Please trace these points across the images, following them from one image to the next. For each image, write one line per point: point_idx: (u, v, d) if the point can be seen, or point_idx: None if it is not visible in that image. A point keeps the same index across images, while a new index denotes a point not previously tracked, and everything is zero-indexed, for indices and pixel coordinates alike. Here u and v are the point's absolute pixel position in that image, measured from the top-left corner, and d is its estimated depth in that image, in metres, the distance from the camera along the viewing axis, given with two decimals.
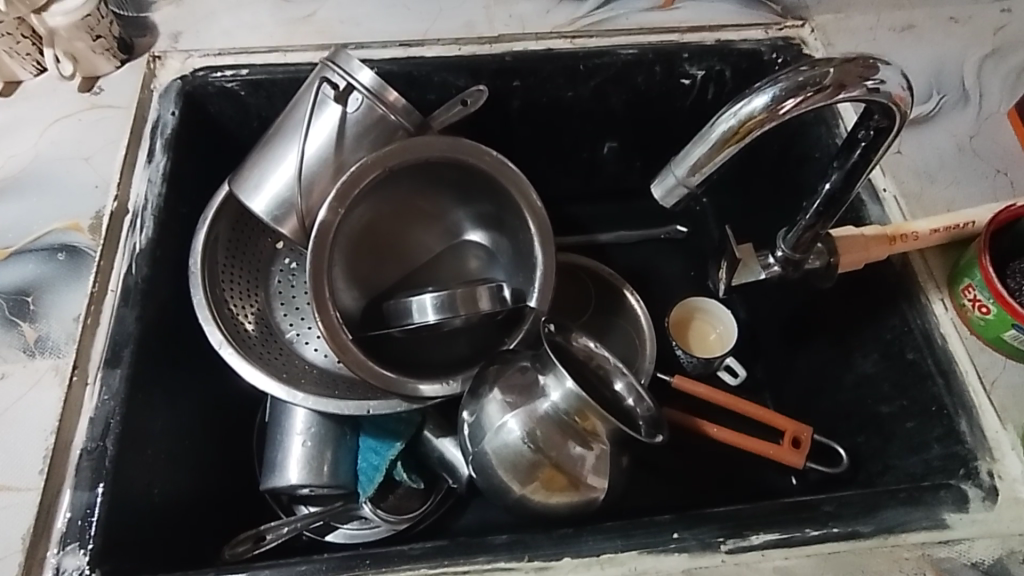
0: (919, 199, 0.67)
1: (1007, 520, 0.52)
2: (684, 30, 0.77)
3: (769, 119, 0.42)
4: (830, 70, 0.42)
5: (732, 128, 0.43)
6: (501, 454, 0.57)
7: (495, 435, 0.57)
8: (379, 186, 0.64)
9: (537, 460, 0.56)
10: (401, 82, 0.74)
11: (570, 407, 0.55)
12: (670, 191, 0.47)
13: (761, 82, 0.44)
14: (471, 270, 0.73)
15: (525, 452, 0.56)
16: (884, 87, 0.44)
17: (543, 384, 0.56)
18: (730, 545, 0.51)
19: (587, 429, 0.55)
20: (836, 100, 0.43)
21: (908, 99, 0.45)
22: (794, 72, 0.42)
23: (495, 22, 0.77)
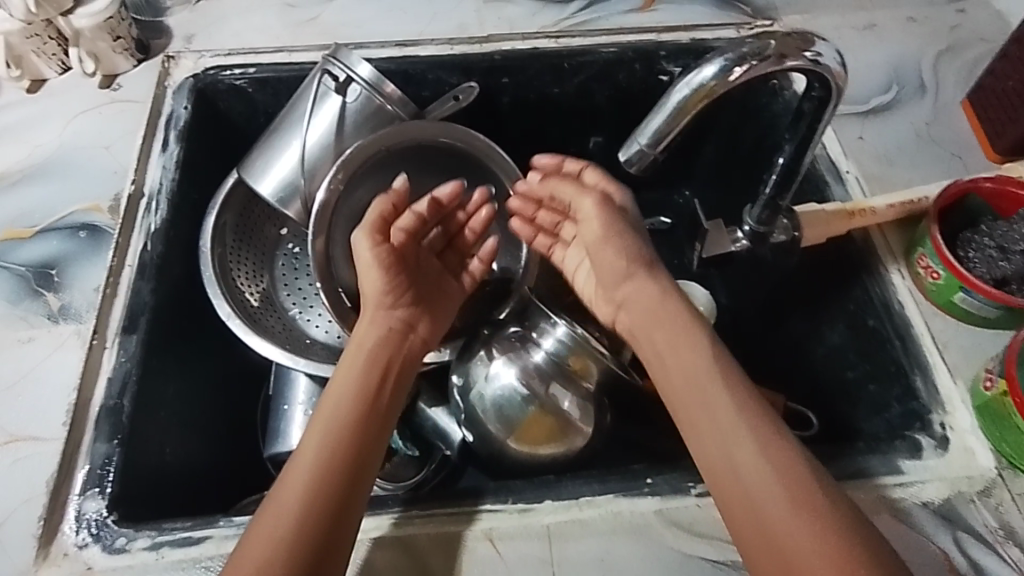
0: (878, 180, 0.72)
1: (957, 466, 0.56)
2: (661, 31, 0.83)
3: (719, 87, 0.50)
4: (772, 44, 0.50)
5: (688, 97, 0.51)
6: (494, 403, 0.62)
7: (488, 386, 0.62)
8: (379, 168, 0.70)
9: (529, 406, 0.61)
10: (397, 79, 0.80)
11: (566, 351, 0.61)
12: (635, 156, 0.54)
13: (711, 55, 0.51)
14: None
15: (518, 399, 0.61)
16: (822, 61, 0.52)
17: (536, 337, 0.63)
18: (700, 489, 0.55)
19: (579, 373, 0.61)
20: (781, 68, 0.51)
21: (843, 74, 0.53)
22: (739, 44, 0.50)
23: (485, 24, 0.83)
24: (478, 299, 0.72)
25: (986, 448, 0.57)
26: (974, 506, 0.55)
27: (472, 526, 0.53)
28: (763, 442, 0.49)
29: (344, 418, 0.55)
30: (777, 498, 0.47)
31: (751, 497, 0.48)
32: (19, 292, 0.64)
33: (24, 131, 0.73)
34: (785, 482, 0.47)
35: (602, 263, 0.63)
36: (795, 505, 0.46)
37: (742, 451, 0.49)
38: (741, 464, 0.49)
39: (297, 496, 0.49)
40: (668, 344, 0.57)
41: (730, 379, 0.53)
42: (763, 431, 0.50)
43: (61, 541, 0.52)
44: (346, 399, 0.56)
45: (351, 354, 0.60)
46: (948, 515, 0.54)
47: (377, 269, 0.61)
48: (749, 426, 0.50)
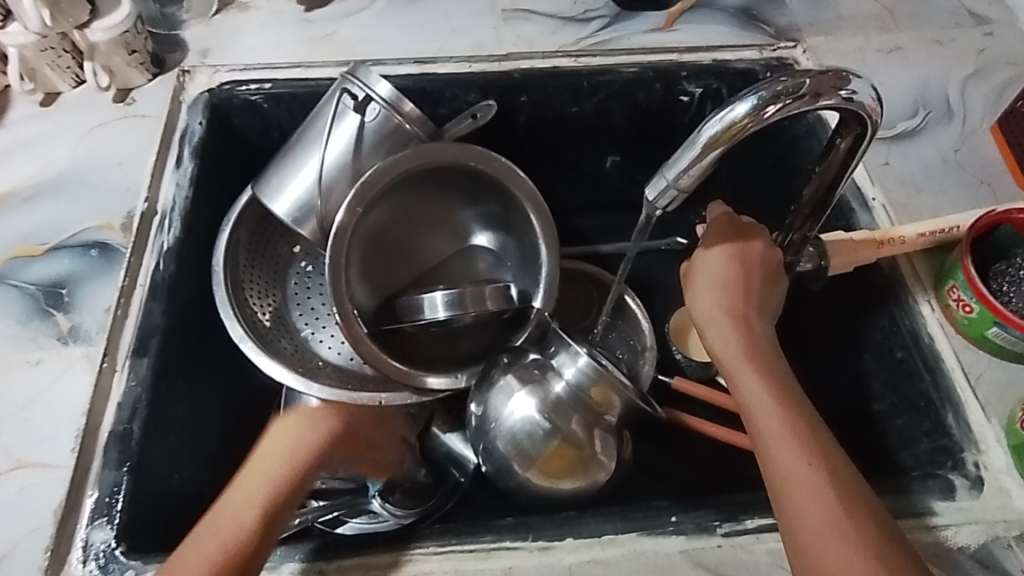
0: (906, 208, 0.70)
1: (991, 507, 0.55)
2: (682, 51, 0.82)
3: (753, 124, 0.48)
4: (807, 81, 0.49)
5: (719, 133, 0.49)
6: (514, 434, 0.61)
7: (507, 417, 0.61)
8: (394, 189, 0.68)
9: (550, 439, 0.60)
10: (415, 96, 0.79)
11: (585, 383, 0.59)
12: (662, 192, 0.52)
13: (743, 91, 0.49)
14: (479, 271, 0.76)
15: (540, 429, 0.60)
16: (856, 97, 0.51)
17: (556, 366, 0.61)
18: (726, 528, 0.53)
19: (601, 404, 0.59)
20: (815, 107, 0.49)
21: (877, 109, 0.52)
22: (773, 82, 0.48)
23: (503, 41, 0.82)
24: (496, 325, 0.70)
25: (1022, 490, 0.55)
26: (1011, 551, 0.53)
27: (492, 564, 0.52)
28: (806, 449, 0.49)
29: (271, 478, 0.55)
30: (806, 494, 0.47)
31: (783, 483, 0.48)
32: (29, 312, 0.63)
33: (36, 145, 0.72)
34: (816, 477, 0.48)
35: (700, 286, 0.61)
36: (831, 511, 0.46)
37: (775, 444, 0.50)
38: (776, 455, 0.49)
39: (220, 539, 0.50)
40: (732, 348, 0.57)
41: (785, 392, 0.53)
42: (804, 438, 0.50)
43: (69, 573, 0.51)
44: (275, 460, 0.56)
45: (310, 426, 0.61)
46: (984, 559, 0.53)
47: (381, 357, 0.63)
48: (794, 426, 0.50)
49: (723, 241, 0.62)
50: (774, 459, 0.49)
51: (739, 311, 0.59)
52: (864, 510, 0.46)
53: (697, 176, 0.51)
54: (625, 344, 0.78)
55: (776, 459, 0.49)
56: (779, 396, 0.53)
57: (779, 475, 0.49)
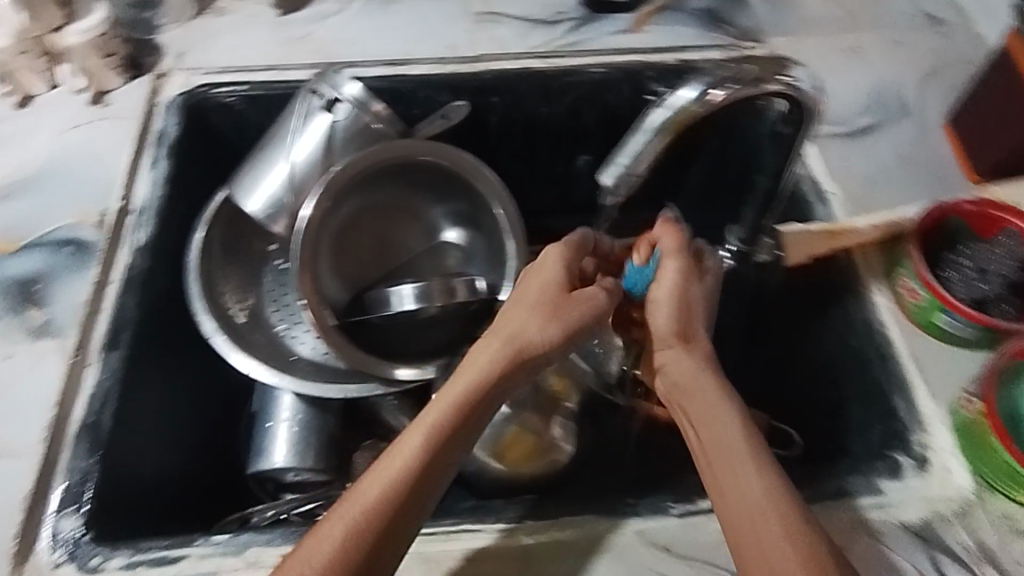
0: (862, 201, 0.73)
1: (935, 487, 0.57)
2: (650, 51, 0.84)
3: (700, 110, 0.52)
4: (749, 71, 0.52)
5: (669, 119, 0.53)
6: None
7: None
8: (362, 187, 0.70)
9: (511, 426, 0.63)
10: (387, 97, 0.81)
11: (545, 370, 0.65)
12: (617, 179, 0.56)
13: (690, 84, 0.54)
14: (449, 267, 0.76)
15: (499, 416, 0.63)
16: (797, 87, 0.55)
17: None
18: (680, 509, 0.55)
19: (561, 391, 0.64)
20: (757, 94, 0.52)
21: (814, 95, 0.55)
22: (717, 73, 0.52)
23: (475, 43, 0.84)
24: (461, 317, 0.68)
25: (965, 469, 0.57)
26: (953, 528, 0.55)
27: (450, 546, 0.53)
28: (780, 497, 0.48)
29: (468, 396, 0.53)
30: (775, 528, 0.47)
31: (747, 514, 0.48)
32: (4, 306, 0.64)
33: (13, 144, 0.74)
34: (784, 523, 0.47)
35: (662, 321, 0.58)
36: (807, 557, 0.45)
37: (746, 487, 0.49)
38: (748, 498, 0.48)
39: (332, 551, 0.46)
40: (691, 389, 0.55)
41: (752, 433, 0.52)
42: (779, 482, 0.49)
43: (35, 560, 0.52)
44: (438, 428, 0.51)
45: (555, 313, 0.56)
46: (926, 536, 0.55)
47: (541, 305, 0.56)
48: (764, 469, 0.50)
49: (687, 276, 0.59)
50: (748, 510, 0.48)
51: (696, 348, 0.58)
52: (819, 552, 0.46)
53: (649, 162, 0.54)
54: None
55: (751, 502, 0.48)
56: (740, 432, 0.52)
57: (742, 513, 0.48)
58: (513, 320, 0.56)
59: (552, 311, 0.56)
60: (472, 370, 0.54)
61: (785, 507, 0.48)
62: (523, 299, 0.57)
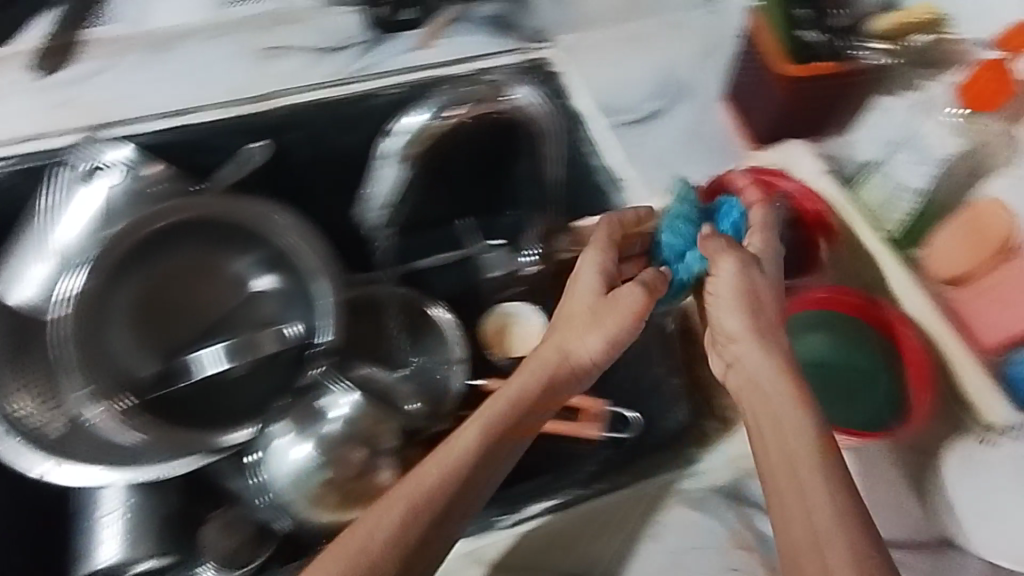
0: (656, 179, 0.82)
1: None
2: (447, 65, 0.83)
3: None
4: None
5: None
6: (292, 481, 0.64)
7: (282, 467, 0.65)
8: (147, 255, 0.69)
9: (330, 479, 0.64)
10: (178, 149, 0.77)
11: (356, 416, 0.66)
12: None
13: None
14: (265, 315, 0.72)
15: (314, 473, 0.64)
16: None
17: (321, 406, 0.67)
18: (508, 519, 0.63)
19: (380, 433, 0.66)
20: None
21: None
22: None
23: (260, 82, 0.80)
24: (274, 366, 0.69)
25: None
26: None
27: None
28: (837, 489, 0.49)
29: (484, 441, 0.56)
30: (838, 522, 0.47)
31: (807, 513, 0.48)
32: None
33: None
34: (850, 522, 0.47)
35: (734, 322, 0.60)
36: (856, 546, 0.45)
37: (813, 482, 0.49)
38: (807, 492, 0.49)
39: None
40: (771, 381, 0.56)
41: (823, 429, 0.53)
42: (841, 475, 0.50)
43: None
44: (438, 479, 0.53)
45: (738, 291, 0.61)
46: None
47: (591, 312, 0.63)
48: (826, 464, 0.50)
49: (746, 264, 0.62)
50: (809, 507, 0.48)
51: (771, 342, 0.58)
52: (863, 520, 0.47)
53: None
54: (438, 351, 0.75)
55: (809, 497, 0.49)
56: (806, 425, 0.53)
57: (784, 504, 0.49)
58: (580, 321, 0.63)
59: (599, 319, 0.63)
60: (508, 399, 0.59)
61: (806, 479, 0.50)
62: (581, 285, 0.65)
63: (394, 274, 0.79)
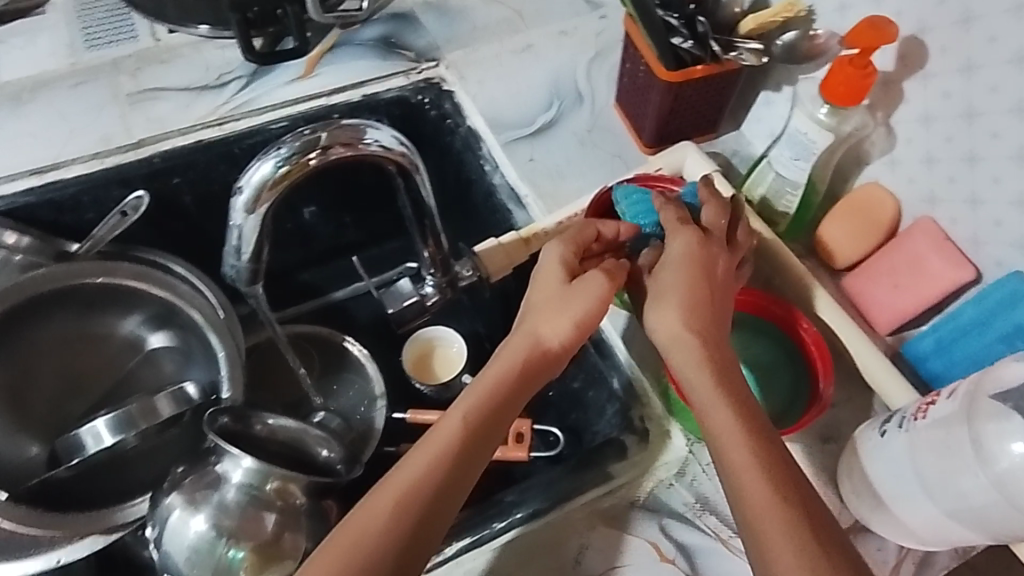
0: (554, 195, 0.77)
1: (656, 454, 0.61)
2: (329, 93, 0.82)
3: (272, 186, 0.53)
4: (322, 134, 0.54)
5: (250, 197, 0.53)
6: (190, 558, 0.55)
7: (179, 541, 0.55)
8: (17, 330, 0.63)
9: (232, 551, 0.55)
10: (47, 210, 0.73)
11: (256, 480, 0.56)
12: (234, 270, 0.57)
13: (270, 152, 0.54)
14: (167, 373, 0.69)
15: (217, 547, 0.55)
16: (379, 144, 0.56)
17: (219, 471, 0.57)
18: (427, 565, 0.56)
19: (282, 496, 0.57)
20: (325, 160, 0.54)
21: (402, 152, 0.57)
22: (290, 142, 0.53)
23: (133, 128, 0.77)
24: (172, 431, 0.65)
25: (675, 429, 0.62)
26: (672, 488, 0.60)
27: None
28: (772, 473, 0.47)
29: (445, 456, 0.50)
30: (773, 510, 0.45)
31: (746, 505, 0.46)
32: None
33: None
34: (784, 509, 0.45)
35: (666, 320, 0.53)
36: (795, 534, 0.44)
37: (746, 470, 0.47)
38: (742, 483, 0.47)
39: None
40: (704, 355, 0.52)
41: (744, 405, 0.50)
42: (772, 453, 0.48)
43: None
44: (398, 506, 0.48)
45: (682, 285, 0.54)
46: (653, 506, 0.59)
47: (551, 304, 0.55)
48: (755, 446, 0.48)
49: (693, 248, 0.55)
50: (745, 496, 0.46)
51: (712, 318, 0.53)
52: (816, 530, 0.45)
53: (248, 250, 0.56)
54: (355, 384, 0.76)
55: (745, 486, 0.47)
56: (736, 403, 0.50)
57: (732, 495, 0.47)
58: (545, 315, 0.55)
59: (560, 309, 0.55)
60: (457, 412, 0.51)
61: (760, 484, 0.46)
62: (543, 271, 0.57)
63: (280, 317, 0.82)
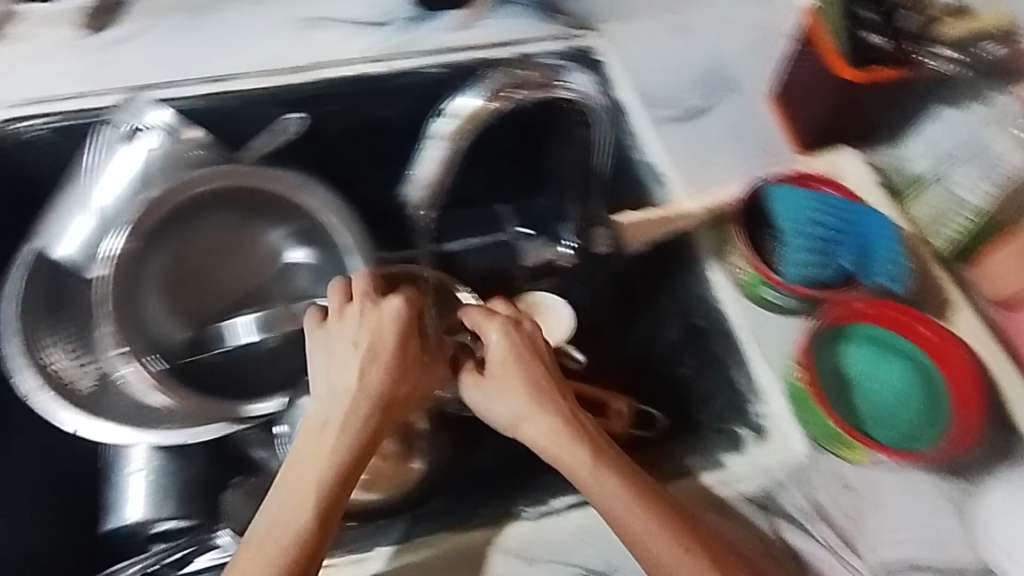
0: (695, 179, 0.76)
1: (768, 453, 0.64)
2: (484, 45, 0.81)
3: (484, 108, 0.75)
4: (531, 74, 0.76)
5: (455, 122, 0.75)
6: None
7: None
8: (181, 225, 0.69)
9: None
10: (214, 116, 0.76)
11: None
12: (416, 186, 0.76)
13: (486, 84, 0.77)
14: (298, 288, 0.72)
15: None
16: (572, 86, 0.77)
17: None
18: (531, 511, 0.64)
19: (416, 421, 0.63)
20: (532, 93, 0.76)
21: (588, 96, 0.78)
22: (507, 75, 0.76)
23: (299, 49, 0.79)
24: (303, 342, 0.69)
25: (798, 432, 0.65)
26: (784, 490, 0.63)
27: None
28: (655, 514, 0.56)
29: (334, 480, 0.56)
30: (659, 547, 0.55)
31: (635, 540, 0.56)
32: None
33: None
34: (664, 541, 0.55)
35: (502, 407, 0.61)
36: (683, 560, 0.54)
37: (631, 514, 0.56)
38: (632, 525, 0.56)
39: None
40: (565, 428, 0.59)
41: (612, 457, 0.59)
42: (647, 495, 0.57)
43: None
44: (289, 541, 0.53)
45: (510, 364, 0.61)
46: (762, 501, 0.62)
47: (378, 366, 0.59)
48: (634, 492, 0.57)
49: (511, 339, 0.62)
50: (634, 534, 0.56)
51: (546, 401, 0.60)
52: (686, 526, 0.56)
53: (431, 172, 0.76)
54: None
55: (631, 521, 0.56)
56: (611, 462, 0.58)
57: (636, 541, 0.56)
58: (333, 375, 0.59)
59: (398, 371, 0.59)
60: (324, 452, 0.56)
61: (664, 541, 0.55)
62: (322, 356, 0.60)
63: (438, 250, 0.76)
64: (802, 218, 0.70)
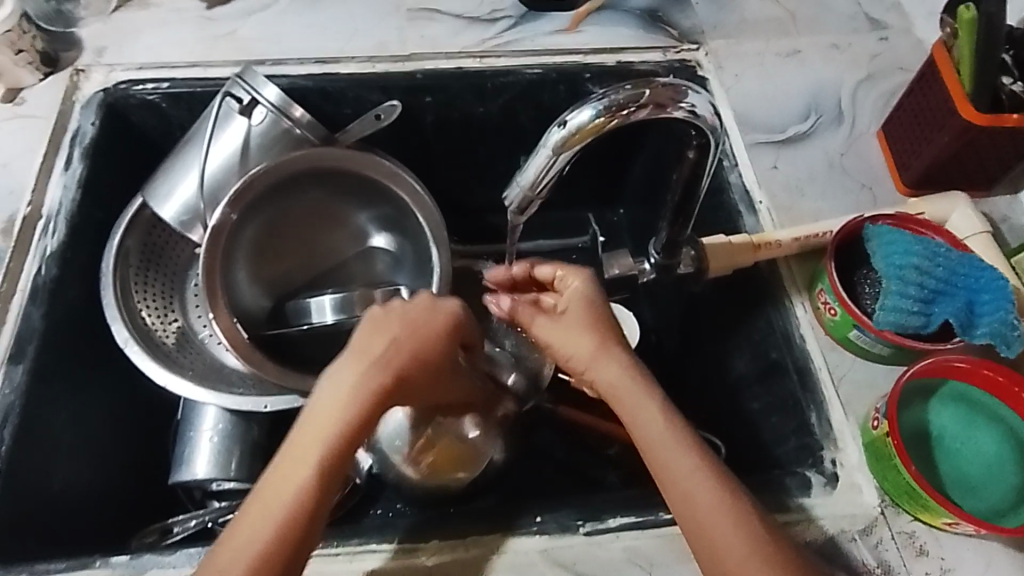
0: (790, 210, 0.73)
1: (844, 502, 0.59)
2: (586, 52, 0.82)
3: None
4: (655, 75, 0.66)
5: None
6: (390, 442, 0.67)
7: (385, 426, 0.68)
8: (276, 197, 0.69)
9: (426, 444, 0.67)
10: (315, 96, 0.79)
11: None
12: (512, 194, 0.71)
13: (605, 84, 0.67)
14: (378, 272, 0.76)
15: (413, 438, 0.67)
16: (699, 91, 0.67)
17: None
18: (588, 527, 0.57)
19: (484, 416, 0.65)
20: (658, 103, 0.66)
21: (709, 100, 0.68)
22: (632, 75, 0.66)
23: (407, 40, 0.82)
24: None
25: (871, 485, 0.60)
26: (854, 544, 0.57)
27: (355, 565, 0.55)
28: (716, 486, 0.49)
29: (363, 406, 0.51)
30: (725, 524, 0.48)
31: (691, 515, 0.49)
32: None
33: None
34: (727, 515, 0.48)
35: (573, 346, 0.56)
36: (748, 544, 0.47)
37: (693, 485, 0.49)
38: (693, 496, 0.49)
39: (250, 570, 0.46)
40: (627, 385, 0.54)
41: (676, 420, 0.53)
42: (713, 470, 0.50)
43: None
44: (309, 458, 0.49)
45: (580, 311, 0.57)
46: (829, 552, 0.57)
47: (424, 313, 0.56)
48: (697, 463, 0.50)
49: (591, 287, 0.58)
50: (693, 505, 0.49)
51: (612, 348, 0.55)
52: (762, 516, 0.49)
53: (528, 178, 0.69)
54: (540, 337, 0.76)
55: (691, 494, 0.49)
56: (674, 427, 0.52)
57: (694, 521, 0.49)
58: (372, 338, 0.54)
59: (434, 317, 0.56)
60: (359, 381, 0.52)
61: (726, 519, 0.48)
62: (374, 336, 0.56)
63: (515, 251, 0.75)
64: (906, 261, 0.60)
